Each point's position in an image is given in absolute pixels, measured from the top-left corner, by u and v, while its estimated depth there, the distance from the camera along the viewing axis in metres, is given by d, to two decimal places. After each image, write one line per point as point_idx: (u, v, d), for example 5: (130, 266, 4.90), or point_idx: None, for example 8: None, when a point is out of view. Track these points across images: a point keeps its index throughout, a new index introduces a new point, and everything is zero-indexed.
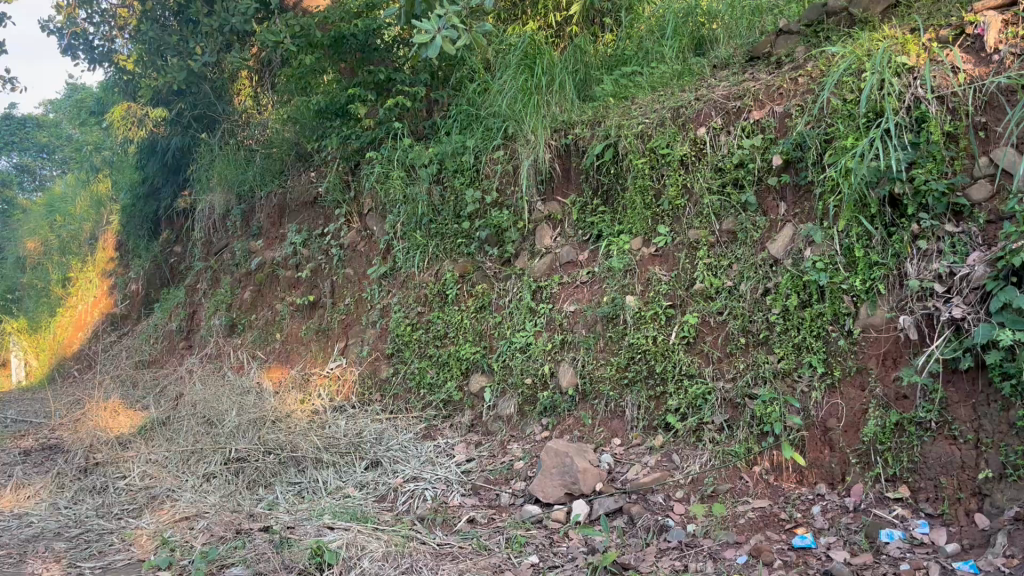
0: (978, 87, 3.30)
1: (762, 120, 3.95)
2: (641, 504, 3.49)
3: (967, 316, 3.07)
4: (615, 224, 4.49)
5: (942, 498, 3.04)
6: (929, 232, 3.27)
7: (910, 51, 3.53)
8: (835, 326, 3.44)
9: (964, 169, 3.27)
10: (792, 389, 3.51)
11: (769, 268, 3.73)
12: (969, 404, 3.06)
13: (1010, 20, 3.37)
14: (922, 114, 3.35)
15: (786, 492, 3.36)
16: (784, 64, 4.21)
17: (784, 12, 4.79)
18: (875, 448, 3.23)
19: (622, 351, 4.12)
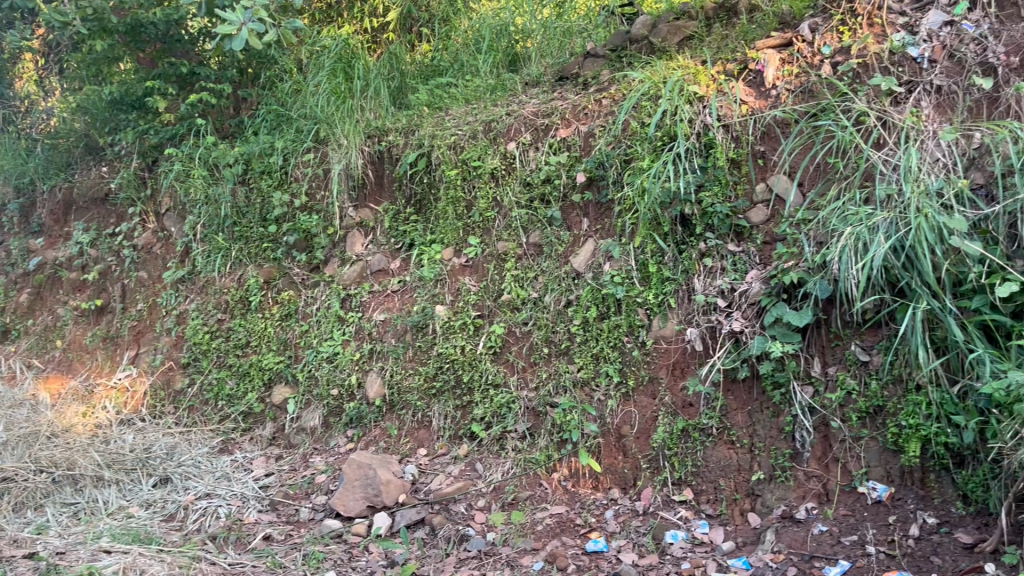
0: (758, 119, 3.58)
1: (568, 138, 4.08)
2: (443, 515, 3.49)
3: (745, 328, 3.30)
4: (426, 234, 4.48)
5: (721, 499, 3.26)
6: (714, 250, 3.50)
7: (701, 81, 3.78)
8: (630, 338, 3.61)
9: (745, 194, 3.55)
10: (589, 398, 3.64)
11: (572, 280, 3.86)
12: (745, 411, 3.30)
13: (787, 59, 3.67)
14: (709, 141, 3.60)
15: (582, 498, 3.48)
16: (590, 86, 4.38)
17: (592, 36, 4.98)
18: (663, 453, 3.41)
19: (430, 361, 4.11)
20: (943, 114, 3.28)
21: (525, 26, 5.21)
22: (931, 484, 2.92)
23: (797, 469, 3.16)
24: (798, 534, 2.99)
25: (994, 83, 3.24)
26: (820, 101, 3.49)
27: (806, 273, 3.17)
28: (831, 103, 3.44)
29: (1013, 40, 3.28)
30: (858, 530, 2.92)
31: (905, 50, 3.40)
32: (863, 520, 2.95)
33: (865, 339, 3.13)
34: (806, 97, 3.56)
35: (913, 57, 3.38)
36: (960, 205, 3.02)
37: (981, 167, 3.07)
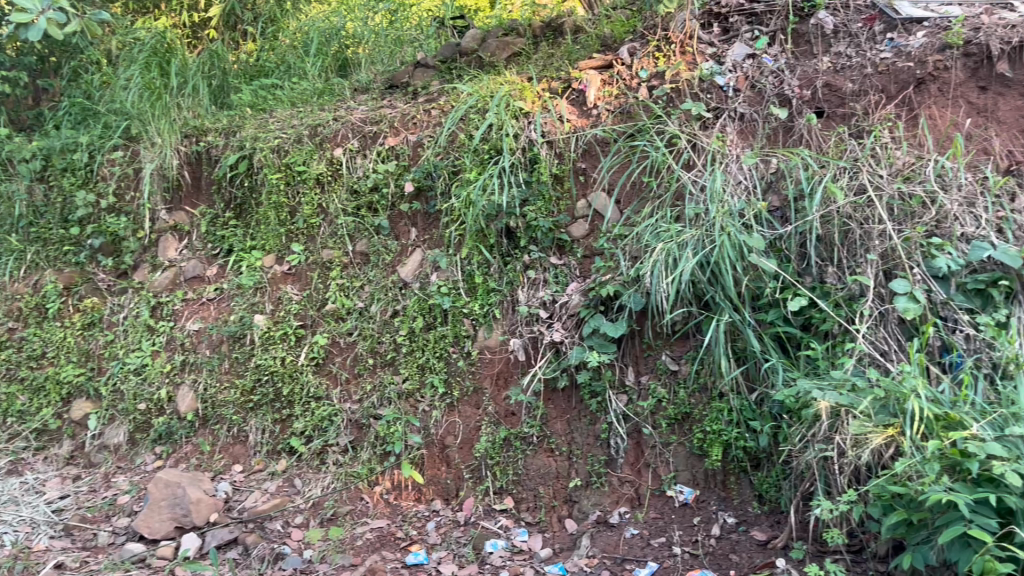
0: (580, 136, 3.70)
1: (396, 147, 4.05)
2: (257, 533, 3.34)
3: (565, 339, 3.39)
4: (246, 240, 4.29)
5: (540, 506, 3.33)
6: (537, 263, 3.58)
7: (527, 97, 3.85)
8: (455, 348, 3.62)
9: (567, 209, 3.66)
10: (413, 409, 3.61)
11: (398, 290, 3.82)
12: (564, 419, 3.39)
13: (607, 80, 3.82)
14: (534, 156, 3.67)
15: (404, 511, 3.44)
16: (420, 95, 4.37)
17: (423, 46, 4.98)
18: (486, 462, 3.43)
19: (248, 373, 3.94)
20: (745, 140, 3.53)
21: (356, 31, 5.14)
22: (732, 486, 3.11)
23: (612, 474, 3.28)
24: (611, 538, 3.11)
25: (789, 113, 3.51)
26: (637, 122, 3.66)
27: (622, 286, 3.30)
28: (646, 124, 3.62)
29: (805, 74, 3.56)
30: (666, 532, 3.07)
31: (713, 78, 3.63)
32: (671, 522, 3.11)
33: (674, 350, 3.31)
34: (625, 117, 3.72)
35: (720, 85, 3.61)
36: (759, 225, 3.24)
37: (777, 190, 3.32)
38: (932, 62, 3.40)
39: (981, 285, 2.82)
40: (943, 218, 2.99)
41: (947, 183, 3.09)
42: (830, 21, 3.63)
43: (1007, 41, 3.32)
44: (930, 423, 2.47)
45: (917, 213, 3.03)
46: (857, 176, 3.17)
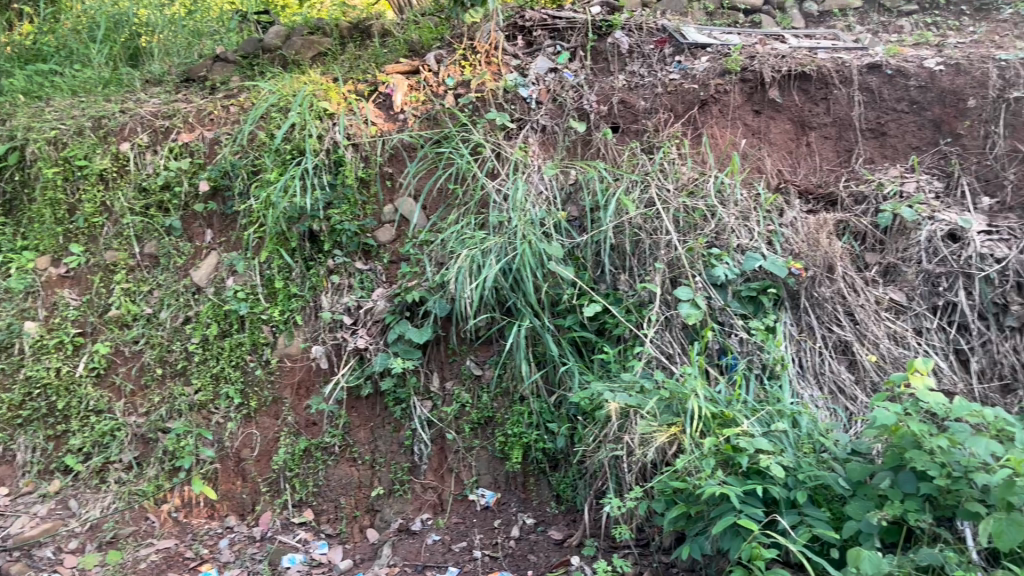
0: (386, 140, 3.67)
1: (191, 143, 3.83)
2: (24, 562, 3.04)
3: (370, 346, 3.31)
4: (15, 239, 3.89)
5: (341, 517, 3.25)
6: (341, 268, 3.51)
7: (332, 98, 3.76)
8: (253, 356, 3.46)
9: (373, 213, 3.61)
10: (206, 421, 3.43)
11: (191, 295, 3.62)
12: (368, 427, 3.33)
13: (414, 86, 3.82)
14: (339, 158, 3.59)
15: (194, 529, 3.27)
16: (218, 90, 4.16)
17: (223, 39, 4.74)
18: (284, 475, 3.31)
19: (16, 386, 3.57)
20: (546, 151, 3.65)
21: (148, 19, 4.81)
22: (531, 487, 3.18)
23: (415, 481, 3.26)
24: (413, 546, 3.09)
25: (587, 127, 3.67)
26: (443, 129, 3.68)
27: (427, 291, 3.29)
28: (452, 132, 3.65)
29: (602, 90, 3.73)
30: (467, 536, 3.10)
31: (516, 90, 3.71)
32: (472, 526, 3.14)
33: (478, 355, 3.34)
34: (431, 124, 3.72)
35: (523, 97, 3.70)
36: (559, 233, 3.34)
37: (576, 201, 3.45)
38: (714, 85, 3.65)
39: (753, 292, 3.06)
40: (721, 230, 3.23)
41: (725, 199, 3.34)
42: (625, 41, 3.84)
43: (777, 70, 3.62)
44: (707, 421, 2.66)
45: (699, 226, 3.25)
46: (647, 190, 3.36)
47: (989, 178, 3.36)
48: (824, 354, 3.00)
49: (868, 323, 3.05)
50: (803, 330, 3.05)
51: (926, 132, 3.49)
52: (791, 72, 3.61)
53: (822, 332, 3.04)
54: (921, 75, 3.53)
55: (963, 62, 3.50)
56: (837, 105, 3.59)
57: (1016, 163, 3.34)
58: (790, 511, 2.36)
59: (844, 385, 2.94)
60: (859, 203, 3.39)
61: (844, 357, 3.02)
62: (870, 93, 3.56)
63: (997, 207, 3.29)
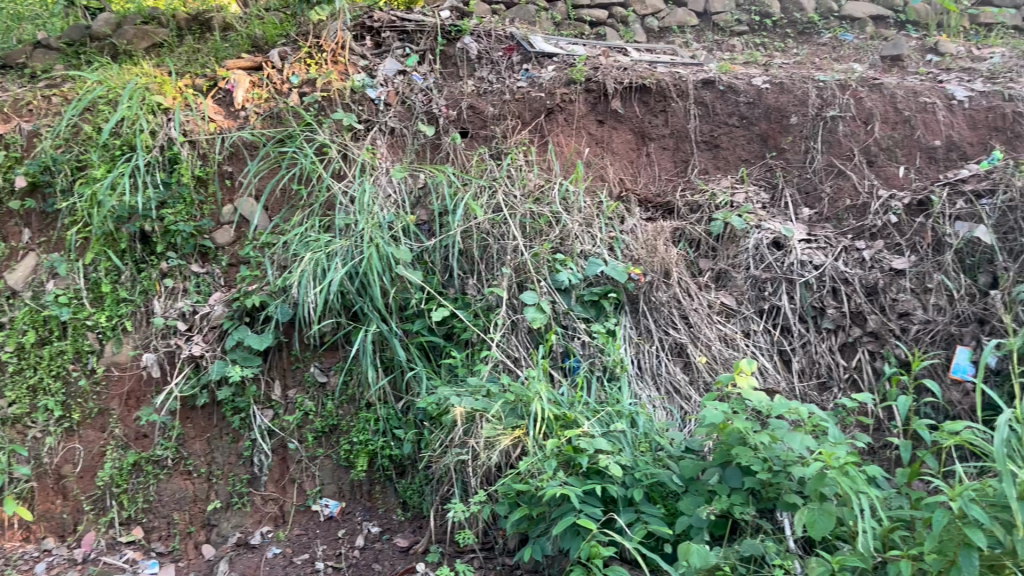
0: (225, 137, 3.52)
1: (6, 134, 3.48)
2: None
3: (206, 353, 3.15)
4: None
5: (173, 534, 3.09)
6: (176, 271, 3.33)
7: (166, 91, 3.56)
8: (77, 365, 3.22)
9: (211, 214, 3.45)
10: (21, 437, 3.16)
11: (5, 300, 3.29)
12: (204, 438, 3.17)
13: (256, 82, 3.67)
14: (174, 156, 3.41)
15: (7, 553, 3.03)
16: (39, 79, 3.85)
17: (46, 24, 4.39)
18: (110, 491, 3.10)
19: None
20: (395, 154, 3.61)
21: None
22: (377, 495, 3.13)
23: (255, 494, 3.13)
24: (252, 560, 2.97)
25: (436, 131, 3.66)
26: (287, 129, 3.57)
27: (268, 296, 3.17)
28: (296, 131, 3.54)
29: (451, 95, 3.73)
30: (310, 548, 3.01)
31: (364, 91, 3.66)
32: (315, 537, 3.05)
33: (323, 361, 3.25)
34: (274, 122, 3.60)
35: (371, 98, 3.66)
36: (407, 237, 3.30)
37: (425, 205, 3.42)
38: (560, 95, 3.74)
39: (595, 296, 3.14)
40: (566, 236, 3.30)
41: (570, 205, 3.42)
42: (474, 47, 3.87)
43: (619, 82, 3.74)
44: (550, 423, 2.70)
45: (544, 231, 3.31)
46: (495, 196, 3.39)
47: (809, 190, 3.59)
48: (661, 356, 3.11)
49: (701, 326, 3.17)
50: (642, 333, 3.16)
51: (754, 146, 3.70)
52: (632, 85, 3.74)
53: (659, 335, 3.16)
54: (750, 92, 3.75)
55: (786, 81, 3.75)
56: (674, 117, 3.75)
57: (832, 176, 3.59)
58: (627, 509, 2.44)
59: (679, 384, 3.05)
60: (694, 212, 3.55)
61: (679, 358, 3.14)
62: (705, 107, 3.75)
63: (816, 218, 3.49)
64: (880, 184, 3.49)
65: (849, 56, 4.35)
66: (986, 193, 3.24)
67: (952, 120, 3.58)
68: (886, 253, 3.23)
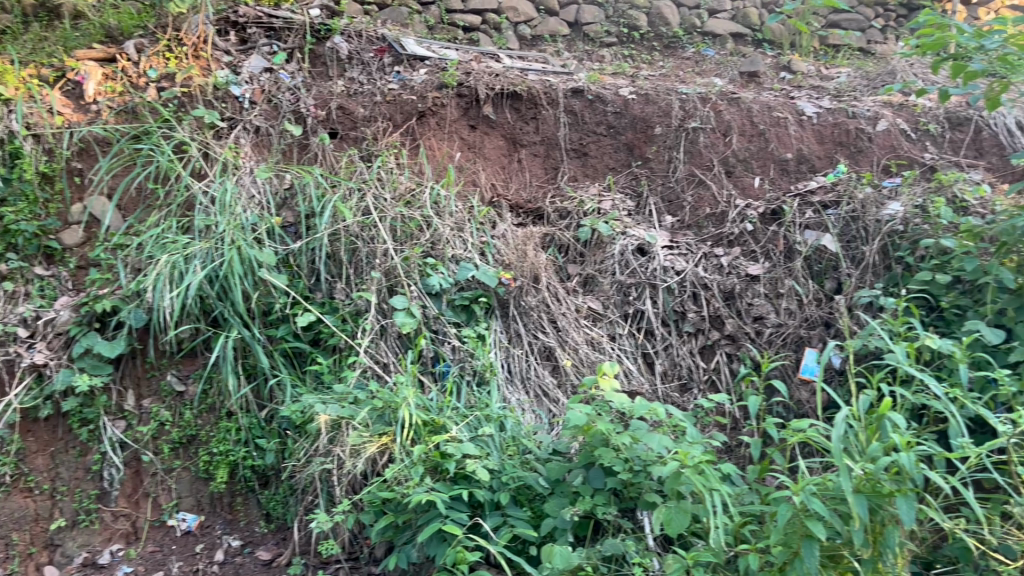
0: (74, 132, 3.30)
1: None
2: None
3: (49, 361, 2.94)
4: None
5: (12, 556, 2.85)
6: (16, 273, 3.10)
7: (7, 81, 3.27)
8: None
9: (58, 213, 3.24)
10: None
11: None
12: (47, 452, 2.96)
13: (110, 74, 3.46)
14: (15, 150, 3.18)
15: None
16: None
17: None
18: None
19: None
20: (259, 153, 3.49)
21: None
22: (239, 507, 3.00)
23: (104, 510, 2.95)
24: None
25: (304, 131, 3.58)
26: (142, 124, 3.38)
27: (120, 301, 3.00)
28: (152, 127, 3.36)
29: (320, 95, 3.66)
30: (164, 565, 2.88)
31: (228, 87, 3.53)
32: (169, 554, 2.91)
33: (181, 369, 3.10)
34: (128, 117, 3.42)
35: (235, 95, 3.53)
36: (272, 239, 3.20)
37: (291, 207, 3.33)
38: (432, 98, 3.72)
39: (466, 301, 3.14)
40: (437, 241, 3.27)
41: (441, 209, 3.39)
42: (344, 47, 3.84)
43: (490, 88, 3.76)
44: (418, 429, 2.67)
45: (415, 235, 3.27)
46: (364, 199, 3.33)
47: (672, 199, 3.71)
48: (530, 360, 3.13)
49: (569, 330, 3.23)
50: (512, 337, 3.17)
51: (621, 155, 3.81)
52: (504, 91, 3.77)
53: (529, 339, 3.18)
54: (617, 102, 3.85)
55: (651, 93, 3.88)
56: (544, 124, 3.81)
57: (693, 186, 3.73)
58: (494, 513, 2.45)
59: (547, 388, 3.09)
60: (563, 218, 3.61)
61: (548, 362, 3.17)
62: (574, 115, 3.83)
63: (678, 225, 3.62)
64: (738, 195, 3.65)
65: (710, 70, 4.53)
66: (832, 204, 3.46)
67: (803, 135, 3.79)
68: (742, 259, 3.39)
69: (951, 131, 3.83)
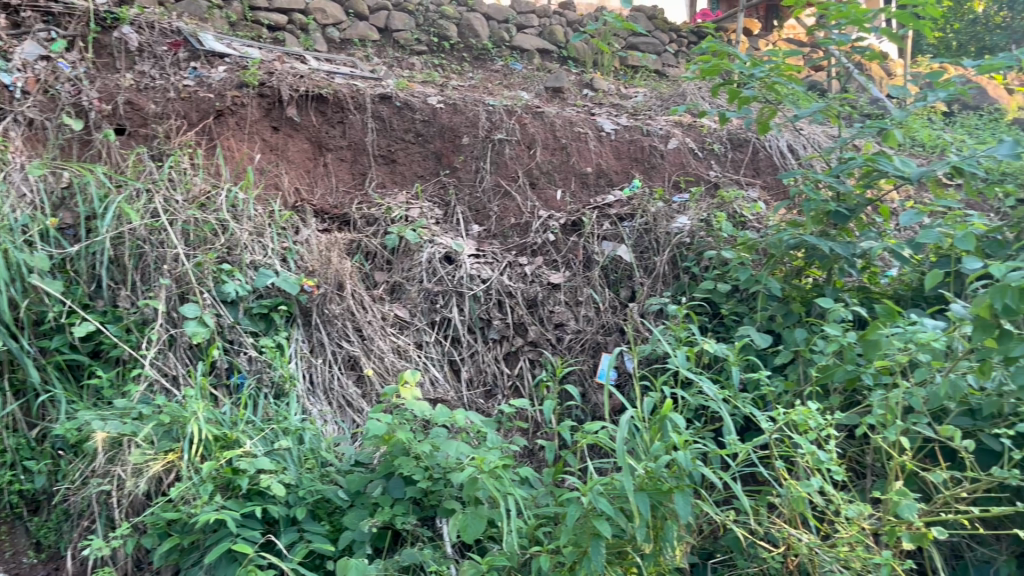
0: None
1: None
2: None
3: None
4: None
5: None
6: None
7: None
8: None
9: None
10: None
11: None
12: None
13: None
14: None
15: None
16: None
17: None
18: None
19: None
20: (32, 148, 3.19)
21: None
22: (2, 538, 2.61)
23: None
24: None
25: (85, 126, 3.31)
26: None
27: None
28: None
29: (105, 88, 3.42)
30: None
31: None
32: None
33: None
34: None
35: (4, 84, 3.21)
36: (45, 242, 2.92)
37: (70, 207, 3.06)
38: (230, 97, 3.57)
39: (264, 309, 2.99)
40: (233, 246, 3.10)
41: (238, 213, 3.23)
42: (134, 38, 3.63)
43: (294, 89, 3.67)
44: (208, 444, 2.53)
45: (209, 240, 3.09)
46: (152, 200, 3.12)
47: (478, 208, 3.76)
48: (333, 369, 3.02)
49: (374, 338, 3.13)
50: (314, 346, 3.04)
51: (429, 163, 3.82)
52: (308, 93, 3.69)
53: (332, 348, 3.06)
54: (425, 110, 3.87)
55: (459, 102, 3.94)
56: (351, 129, 3.75)
57: (500, 196, 3.79)
58: (290, 529, 2.36)
59: (351, 399, 2.98)
60: (370, 224, 3.53)
61: (353, 372, 3.06)
62: (381, 121, 3.80)
63: (484, 234, 3.66)
64: (541, 206, 3.76)
65: (517, 84, 4.65)
66: (627, 217, 3.65)
67: (601, 150, 3.98)
68: (545, 268, 3.48)
69: (733, 151, 4.15)
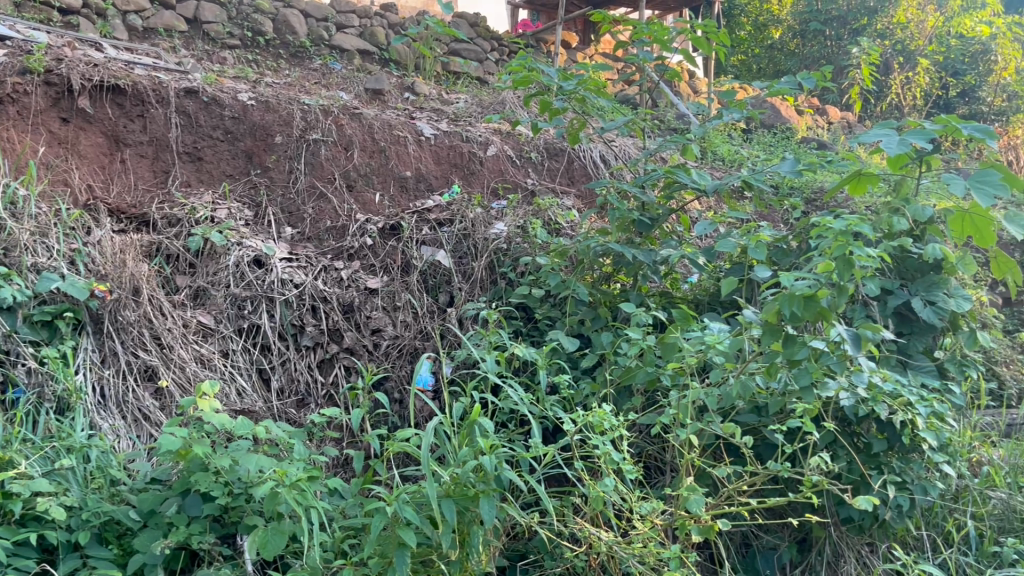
0: None
1: None
2: None
3: None
4: None
5: None
6: None
7: None
8: None
9: None
10: None
11: None
12: None
13: None
14: None
15: None
16: None
17: None
18: None
19: None
20: None
21: None
22: None
23: None
24: None
25: None
26: None
27: None
28: None
29: None
30: None
31: None
32: None
33: None
34: None
35: None
36: None
37: None
38: (11, 83, 3.27)
39: (47, 316, 2.70)
40: (11, 246, 2.82)
41: (17, 212, 2.94)
42: None
43: (87, 78, 3.43)
44: None
45: None
46: None
47: (292, 210, 3.61)
48: (127, 382, 2.77)
49: (175, 347, 2.91)
50: (106, 356, 2.79)
51: (239, 162, 3.65)
52: (104, 83, 3.46)
53: (126, 358, 2.82)
54: (236, 106, 3.73)
55: (271, 101, 3.81)
56: (153, 124, 3.54)
57: (314, 198, 3.67)
58: (71, 555, 2.14)
59: (148, 412, 2.75)
60: (172, 225, 3.29)
61: (150, 384, 2.83)
62: (187, 117, 3.62)
63: (298, 237, 3.51)
64: (358, 210, 3.67)
65: (336, 83, 4.55)
66: (446, 222, 3.65)
67: (421, 154, 3.97)
68: (362, 273, 3.38)
69: (549, 160, 4.30)
